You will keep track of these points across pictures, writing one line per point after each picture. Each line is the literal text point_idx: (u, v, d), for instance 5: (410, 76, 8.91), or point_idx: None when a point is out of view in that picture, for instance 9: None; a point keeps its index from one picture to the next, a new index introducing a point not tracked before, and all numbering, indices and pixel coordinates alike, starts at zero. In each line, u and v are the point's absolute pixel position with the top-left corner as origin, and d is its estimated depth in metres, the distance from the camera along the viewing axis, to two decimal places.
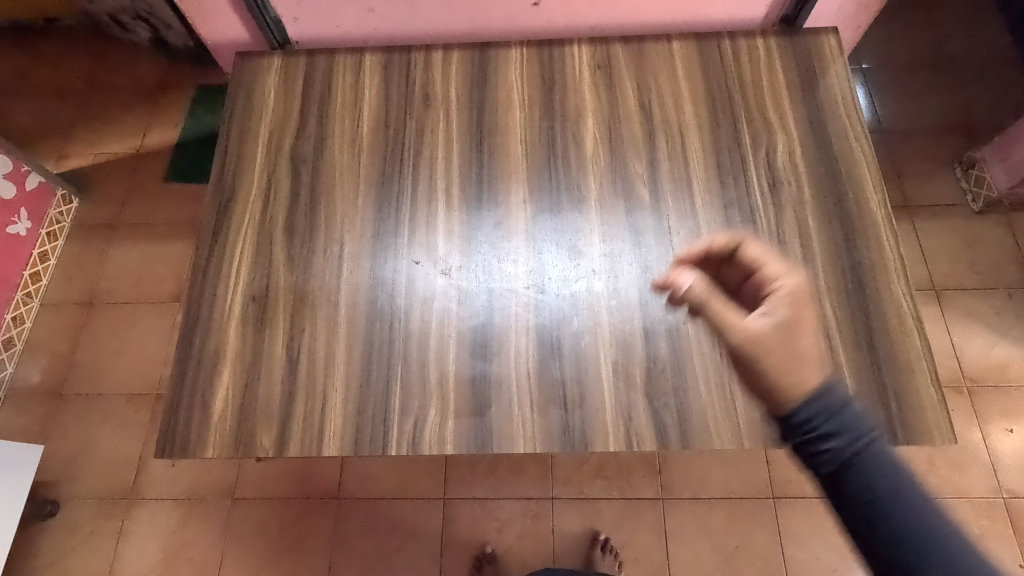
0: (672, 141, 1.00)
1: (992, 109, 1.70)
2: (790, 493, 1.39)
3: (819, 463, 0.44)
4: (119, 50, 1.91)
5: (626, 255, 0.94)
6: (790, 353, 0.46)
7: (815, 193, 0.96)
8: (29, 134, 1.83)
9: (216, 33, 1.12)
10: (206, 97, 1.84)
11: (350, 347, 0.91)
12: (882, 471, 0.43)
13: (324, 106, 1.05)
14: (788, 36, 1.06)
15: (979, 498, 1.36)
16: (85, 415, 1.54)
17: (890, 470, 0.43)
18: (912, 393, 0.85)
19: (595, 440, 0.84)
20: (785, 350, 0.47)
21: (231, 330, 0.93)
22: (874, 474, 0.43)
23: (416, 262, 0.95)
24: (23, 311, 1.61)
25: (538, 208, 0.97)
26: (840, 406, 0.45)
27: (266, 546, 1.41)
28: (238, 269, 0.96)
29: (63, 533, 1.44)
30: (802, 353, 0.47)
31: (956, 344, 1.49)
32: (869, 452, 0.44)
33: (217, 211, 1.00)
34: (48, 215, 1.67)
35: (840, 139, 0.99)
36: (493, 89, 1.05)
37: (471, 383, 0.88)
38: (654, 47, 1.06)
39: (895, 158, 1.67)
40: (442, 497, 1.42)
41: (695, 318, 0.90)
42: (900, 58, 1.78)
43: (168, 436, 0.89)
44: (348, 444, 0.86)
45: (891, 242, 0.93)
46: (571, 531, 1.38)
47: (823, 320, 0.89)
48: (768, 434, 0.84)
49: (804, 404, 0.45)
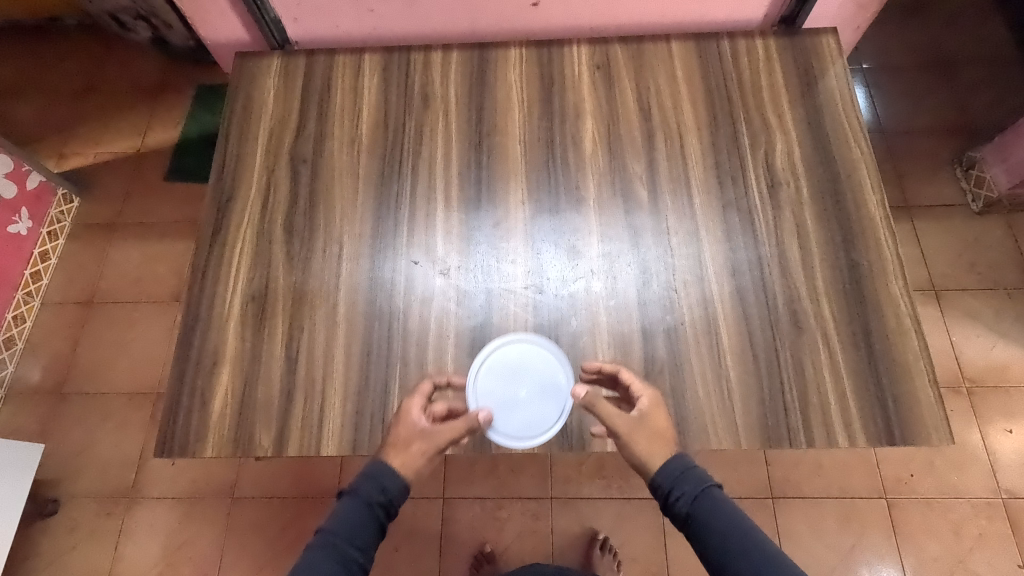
0: (671, 142, 1.00)
1: (992, 109, 1.70)
2: (789, 493, 1.39)
3: (676, 508, 0.71)
4: (120, 50, 1.92)
5: (625, 256, 0.94)
6: (652, 433, 0.77)
7: (813, 194, 0.96)
8: (29, 134, 1.83)
9: (216, 33, 1.12)
10: (206, 97, 1.84)
11: (349, 347, 0.91)
12: (709, 511, 0.69)
13: (324, 107, 1.06)
14: (787, 36, 1.06)
15: (978, 498, 1.36)
16: (85, 414, 1.54)
17: (716, 504, 0.69)
18: (910, 394, 0.85)
19: (593, 440, 0.85)
20: (657, 440, 0.76)
21: (230, 330, 0.93)
22: (705, 514, 0.69)
23: (415, 262, 0.95)
24: (23, 310, 1.62)
25: (536, 209, 0.97)
26: (685, 467, 0.72)
27: (265, 545, 1.41)
28: (238, 269, 0.96)
29: (64, 532, 1.44)
30: (658, 430, 0.77)
31: (956, 345, 1.49)
32: (704, 497, 0.70)
33: (216, 211, 1.00)
34: (49, 215, 1.68)
35: (839, 139, 0.99)
36: (492, 90, 1.05)
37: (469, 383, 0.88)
38: (653, 47, 1.06)
39: (895, 158, 1.67)
40: (442, 496, 1.42)
41: (693, 318, 0.90)
42: (899, 58, 1.78)
43: (167, 435, 0.89)
44: (347, 444, 0.86)
45: (890, 242, 0.93)
46: (571, 531, 1.39)
47: (821, 322, 0.89)
48: (765, 434, 0.84)
49: (661, 468, 0.73)
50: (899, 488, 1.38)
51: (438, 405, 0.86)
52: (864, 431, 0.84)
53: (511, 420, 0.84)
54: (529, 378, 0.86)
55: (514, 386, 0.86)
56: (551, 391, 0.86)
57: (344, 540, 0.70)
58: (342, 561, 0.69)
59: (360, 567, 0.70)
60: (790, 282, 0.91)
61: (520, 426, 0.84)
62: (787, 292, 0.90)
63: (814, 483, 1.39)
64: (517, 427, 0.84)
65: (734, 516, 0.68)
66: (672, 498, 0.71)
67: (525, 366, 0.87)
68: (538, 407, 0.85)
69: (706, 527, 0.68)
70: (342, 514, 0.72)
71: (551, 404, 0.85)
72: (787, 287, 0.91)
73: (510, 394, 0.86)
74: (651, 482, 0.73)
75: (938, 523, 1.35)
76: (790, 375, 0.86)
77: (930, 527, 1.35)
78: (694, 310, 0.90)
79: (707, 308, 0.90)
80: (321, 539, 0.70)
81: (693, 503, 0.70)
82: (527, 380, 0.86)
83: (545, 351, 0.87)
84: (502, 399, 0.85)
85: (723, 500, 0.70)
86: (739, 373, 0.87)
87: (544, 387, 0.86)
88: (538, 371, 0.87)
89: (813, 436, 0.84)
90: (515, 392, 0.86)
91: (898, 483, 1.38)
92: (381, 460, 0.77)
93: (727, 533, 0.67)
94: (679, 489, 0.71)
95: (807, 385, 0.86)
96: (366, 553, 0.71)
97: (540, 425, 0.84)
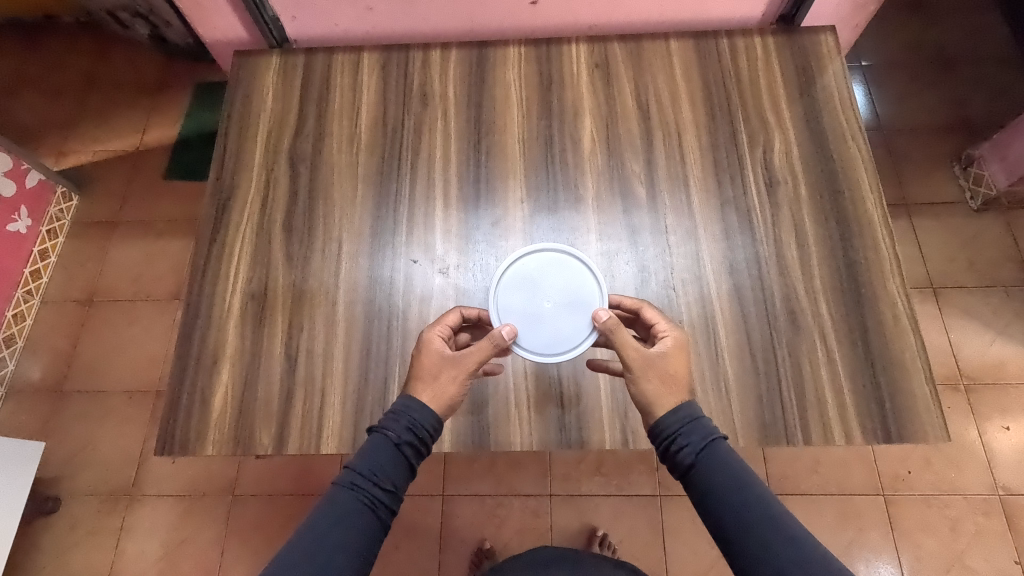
0: (669, 140, 1.00)
1: (991, 106, 1.70)
2: (787, 490, 1.40)
3: (679, 457, 0.69)
4: (118, 47, 1.91)
5: (623, 254, 0.94)
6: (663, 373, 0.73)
7: (811, 193, 0.96)
8: (28, 132, 1.83)
9: (215, 31, 1.12)
10: (206, 95, 1.84)
11: (348, 345, 0.91)
12: (715, 462, 0.67)
13: (323, 105, 1.06)
14: (786, 34, 1.06)
15: (975, 495, 1.37)
16: (86, 412, 1.55)
17: (722, 456, 0.67)
18: (906, 391, 0.86)
19: (591, 438, 0.86)
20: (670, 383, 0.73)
21: (230, 328, 0.93)
22: (710, 465, 0.67)
23: (414, 261, 0.95)
24: (24, 309, 1.62)
25: (535, 207, 0.98)
26: (693, 416, 0.70)
27: (266, 542, 1.42)
28: (237, 268, 0.97)
29: (65, 530, 1.45)
30: (671, 374, 0.74)
31: (953, 342, 1.50)
32: (710, 448, 0.68)
33: (216, 210, 1.00)
34: (48, 213, 1.68)
35: (836, 138, 0.99)
36: (491, 88, 1.05)
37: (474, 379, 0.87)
38: (652, 45, 1.06)
39: (893, 155, 1.67)
40: (441, 493, 1.43)
41: (691, 316, 0.90)
42: (898, 56, 1.78)
43: (167, 434, 0.89)
44: (346, 442, 0.87)
45: (887, 240, 0.93)
46: (570, 527, 1.39)
47: (818, 320, 0.89)
48: (762, 432, 0.85)
49: (667, 415, 0.70)
50: (896, 485, 1.39)
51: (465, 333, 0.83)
52: (860, 428, 0.85)
53: (537, 335, 0.83)
54: (553, 293, 0.85)
55: (538, 300, 0.85)
56: (578, 304, 0.84)
57: (371, 480, 0.67)
58: (367, 501, 0.67)
59: (386, 509, 0.68)
60: (788, 281, 0.91)
61: (546, 341, 0.82)
62: (784, 290, 0.91)
63: (813, 480, 1.40)
64: (544, 341, 0.82)
65: (739, 470, 0.67)
66: (676, 448, 0.69)
67: (549, 282, 0.86)
68: (563, 320, 0.83)
69: (709, 479, 0.66)
70: (369, 453, 0.69)
71: (577, 316, 0.84)
72: (784, 286, 0.91)
73: (534, 307, 0.84)
74: (655, 429, 0.71)
75: (935, 520, 1.36)
76: (787, 373, 0.87)
77: (927, 523, 1.36)
78: (692, 308, 0.90)
79: (705, 306, 0.90)
80: (347, 477, 0.68)
81: (698, 455, 0.68)
82: (551, 292, 0.85)
83: (569, 266, 0.87)
84: (527, 315, 0.84)
85: (728, 452, 0.68)
86: (737, 371, 0.87)
87: (570, 301, 0.85)
88: (561, 287, 0.86)
89: (810, 434, 0.85)
90: (538, 307, 0.84)
91: (895, 480, 1.39)
92: (411, 396, 0.73)
93: (731, 487, 0.65)
94: (684, 440, 0.69)
95: (804, 382, 0.86)
96: (394, 494, 0.68)
97: (569, 339, 0.83)
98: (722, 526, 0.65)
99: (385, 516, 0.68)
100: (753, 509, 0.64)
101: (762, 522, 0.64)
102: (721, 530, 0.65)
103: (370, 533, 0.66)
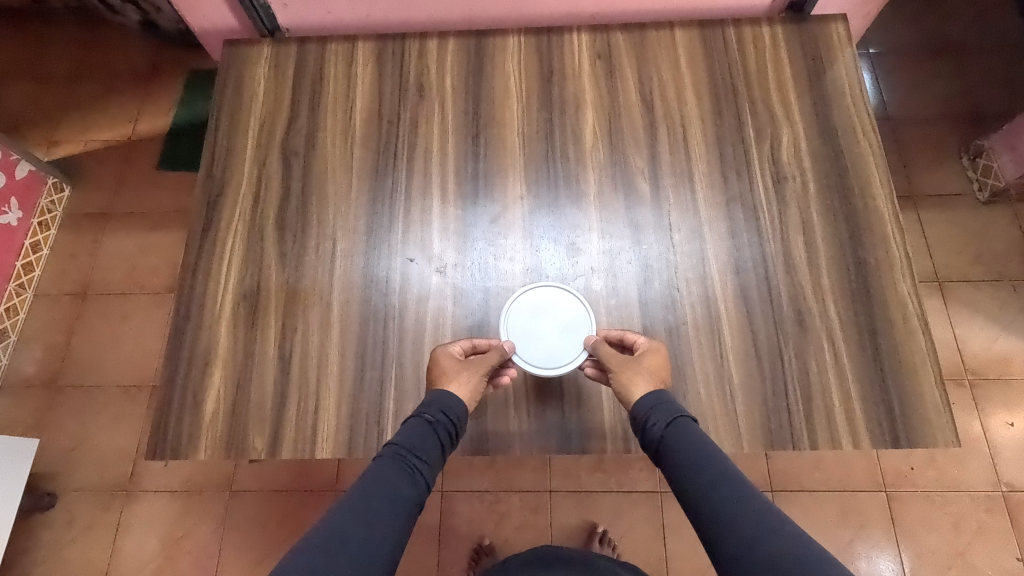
0: (674, 134, 0.97)
1: (1001, 94, 1.66)
2: (789, 487, 1.38)
3: (650, 435, 0.75)
4: (108, 34, 1.87)
5: (626, 252, 0.91)
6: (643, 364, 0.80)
7: (820, 190, 0.93)
8: (17, 121, 1.79)
9: (204, 19, 1.08)
10: (199, 83, 1.81)
11: (344, 347, 0.89)
12: (681, 436, 0.73)
13: (316, 97, 1.02)
14: (795, 23, 1.02)
15: (978, 492, 1.36)
16: (81, 408, 1.53)
17: (687, 431, 0.74)
18: (916, 396, 0.84)
19: (592, 443, 0.83)
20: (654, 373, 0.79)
21: (221, 330, 0.91)
22: (677, 439, 0.73)
23: (410, 260, 0.93)
24: (16, 302, 1.59)
25: (535, 204, 0.95)
26: (661, 398, 0.77)
27: (264, 539, 1.40)
28: (229, 268, 0.94)
29: (61, 526, 1.44)
30: (651, 367, 0.80)
31: (958, 337, 1.47)
32: (676, 424, 0.75)
33: (206, 206, 0.98)
34: (39, 204, 1.64)
35: (846, 132, 0.96)
36: (489, 80, 1.02)
37: None
38: (656, 34, 1.03)
39: (900, 146, 1.64)
40: (441, 489, 1.42)
41: (695, 318, 0.87)
42: (908, 43, 1.74)
43: (158, 437, 0.87)
44: (342, 447, 0.85)
45: (898, 238, 0.90)
46: (570, 524, 1.38)
47: (826, 321, 0.87)
48: (768, 436, 0.83)
49: (639, 398, 0.77)
50: (899, 481, 1.37)
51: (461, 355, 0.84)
52: (869, 434, 0.83)
53: (527, 353, 0.83)
54: (555, 316, 0.85)
55: (540, 321, 0.85)
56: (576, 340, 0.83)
57: (410, 452, 0.74)
58: (410, 474, 0.73)
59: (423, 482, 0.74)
60: (796, 281, 0.89)
61: (534, 360, 0.83)
62: (791, 291, 0.88)
63: (815, 476, 1.38)
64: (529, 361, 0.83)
65: (702, 442, 0.73)
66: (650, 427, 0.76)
67: (557, 307, 0.85)
68: (556, 347, 0.83)
69: (675, 450, 0.72)
70: (408, 432, 0.76)
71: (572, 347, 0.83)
72: (792, 287, 0.88)
73: (534, 328, 0.84)
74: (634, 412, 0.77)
75: (938, 518, 1.34)
76: (794, 377, 0.85)
77: (930, 520, 1.34)
78: (696, 309, 0.88)
79: (709, 307, 0.88)
80: (389, 451, 0.74)
81: (667, 429, 0.74)
82: (555, 317, 0.85)
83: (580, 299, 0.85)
84: (525, 332, 0.84)
85: (693, 428, 0.74)
86: (742, 374, 0.85)
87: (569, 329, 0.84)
88: (568, 315, 0.85)
89: (817, 439, 0.82)
90: (537, 328, 0.84)
91: (898, 476, 1.37)
92: (440, 388, 0.79)
93: (694, 456, 0.71)
94: (654, 417, 0.75)
95: (810, 387, 0.84)
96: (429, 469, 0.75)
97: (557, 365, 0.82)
98: (688, 492, 0.70)
99: (422, 490, 0.74)
100: (714, 472, 0.69)
101: (727, 484, 0.68)
102: (689, 499, 0.70)
103: (411, 502, 0.72)
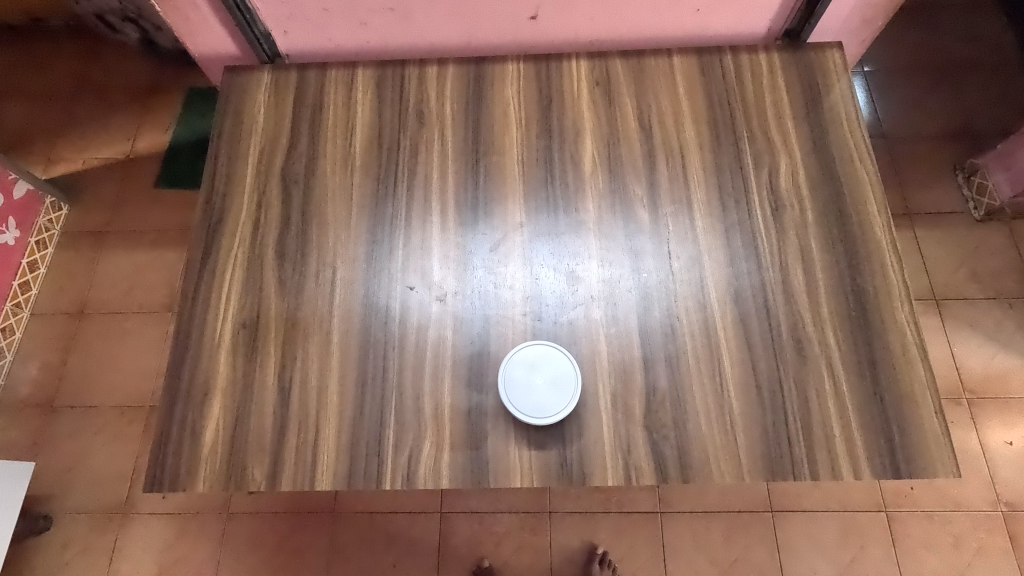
0: (673, 161, 0.98)
1: (995, 113, 1.68)
2: (788, 507, 1.38)
3: None
4: (107, 52, 1.89)
5: (625, 280, 0.91)
6: None
7: (818, 218, 0.94)
8: (16, 138, 1.79)
9: (204, 47, 1.09)
10: (197, 102, 1.82)
11: (344, 377, 0.89)
12: None
13: (317, 123, 1.03)
14: (791, 50, 1.03)
15: (978, 512, 1.35)
16: (76, 428, 1.52)
17: None
18: (916, 427, 0.84)
19: (593, 474, 0.83)
20: None
21: (221, 358, 0.91)
22: None
23: (410, 287, 0.93)
24: (12, 321, 1.59)
25: (535, 230, 0.95)
26: None
27: (262, 561, 1.40)
28: (228, 296, 0.94)
29: (57, 549, 1.42)
30: None
31: (956, 354, 1.48)
32: None
33: (206, 233, 0.98)
34: (37, 223, 1.64)
35: (844, 159, 0.97)
36: (489, 106, 1.02)
37: (468, 429, 0.85)
38: (654, 62, 1.04)
39: (896, 163, 1.65)
40: (440, 510, 1.41)
41: (695, 346, 0.88)
42: (902, 62, 1.76)
43: (156, 468, 0.86)
44: (342, 477, 0.84)
45: (896, 265, 0.91)
46: (570, 546, 1.37)
47: (826, 349, 0.87)
48: (767, 467, 0.82)
49: None
50: (899, 501, 1.37)
51: (462, 457, 0.84)
52: (870, 465, 0.82)
53: (513, 402, 0.84)
54: (547, 370, 0.85)
55: (532, 374, 0.85)
56: (539, 413, 0.84)
57: None
58: None
59: None
60: (794, 309, 0.89)
61: (528, 409, 0.84)
62: (790, 318, 0.88)
63: (814, 496, 1.38)
64: (498, 382, 0.86)
65: None
66: None
67: (548, 363, 0.86)
68: (536, 397, 0.84)
69: None
70: None
71: (562, 395, 0.84)
72: (790, 314, 0.89)
73: (527, 382, 0.85)
74: None
75: (939, 538, 1.34)
76: (793, 407, 0.85)
77: (929, 540, 1.34)
78: (696, 338, 0.88)
79: (708, 335, 0.88)
80: None
81: None
82: (545, 368, 0.85)
83: (565, 352, 0.86)
84: (520, 382, 0.85)
85: None
86: (741, 403, 0.85)
87: (559, 378, 0.85)
88: (565, 378, 0.85)
89: (818, 470, 0.82)
90: (535, 379, 0.85)
91: (898, 496, 1.37)
92: None
93: None
94: None
95: (811, 417, 0.84)
96: None
97: (551, 408, 0.84)
98: None
99: None
100: None
101: None
102: None
103: None
